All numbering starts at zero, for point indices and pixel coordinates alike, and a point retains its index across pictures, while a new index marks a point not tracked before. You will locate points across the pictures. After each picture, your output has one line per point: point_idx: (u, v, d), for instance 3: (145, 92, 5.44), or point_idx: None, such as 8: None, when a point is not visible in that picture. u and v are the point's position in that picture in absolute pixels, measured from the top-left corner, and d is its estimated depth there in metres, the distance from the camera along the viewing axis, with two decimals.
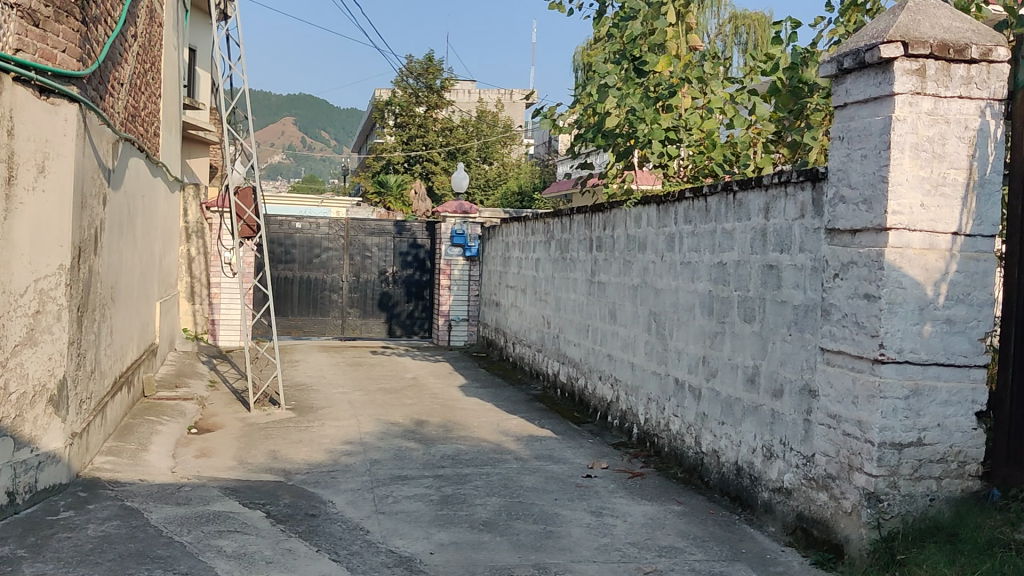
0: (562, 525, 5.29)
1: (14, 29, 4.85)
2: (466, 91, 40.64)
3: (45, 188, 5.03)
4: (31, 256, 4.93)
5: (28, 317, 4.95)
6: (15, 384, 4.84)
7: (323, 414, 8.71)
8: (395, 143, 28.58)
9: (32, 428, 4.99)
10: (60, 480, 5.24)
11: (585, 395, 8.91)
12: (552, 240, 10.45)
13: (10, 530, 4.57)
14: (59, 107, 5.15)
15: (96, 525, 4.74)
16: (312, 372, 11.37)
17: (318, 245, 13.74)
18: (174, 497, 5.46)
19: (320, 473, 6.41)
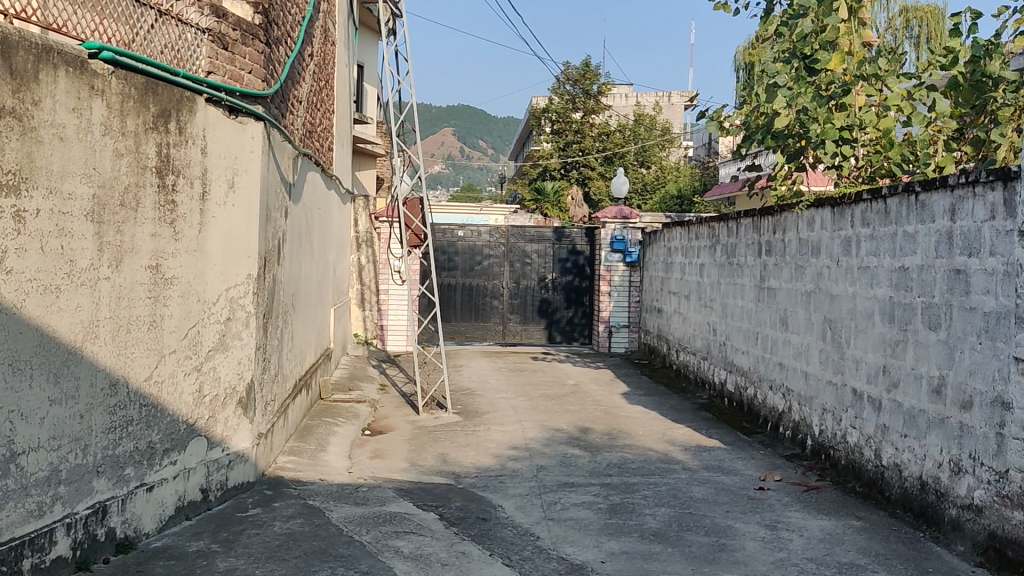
0: (735, 538, 5.17)
1: (206, 53, 5.16)
2: (623, 96, 40.67)
3: (235, 202, 5.32)
4: (223, 266, 5.21)
5: (221, 323, 5.23)
6: (209, 387, 5.12)
7: (489, 419, 8.84)
8: (552, 150, 28.86)
9: (223, 429, 5.29)
10: (247, 478, 5.54)
11: (755, 404, 8.69)
12: (717, 245, 10.25)
13: (205, 525, 4.85)
14: (247, 125, 5.44)
15: (282, 523, 4.97)
16: (476, 377, 11.57)
17: (479, 252, 13.99)
18: (353, 497, 5.66)
19: (488, 477, 6.51)
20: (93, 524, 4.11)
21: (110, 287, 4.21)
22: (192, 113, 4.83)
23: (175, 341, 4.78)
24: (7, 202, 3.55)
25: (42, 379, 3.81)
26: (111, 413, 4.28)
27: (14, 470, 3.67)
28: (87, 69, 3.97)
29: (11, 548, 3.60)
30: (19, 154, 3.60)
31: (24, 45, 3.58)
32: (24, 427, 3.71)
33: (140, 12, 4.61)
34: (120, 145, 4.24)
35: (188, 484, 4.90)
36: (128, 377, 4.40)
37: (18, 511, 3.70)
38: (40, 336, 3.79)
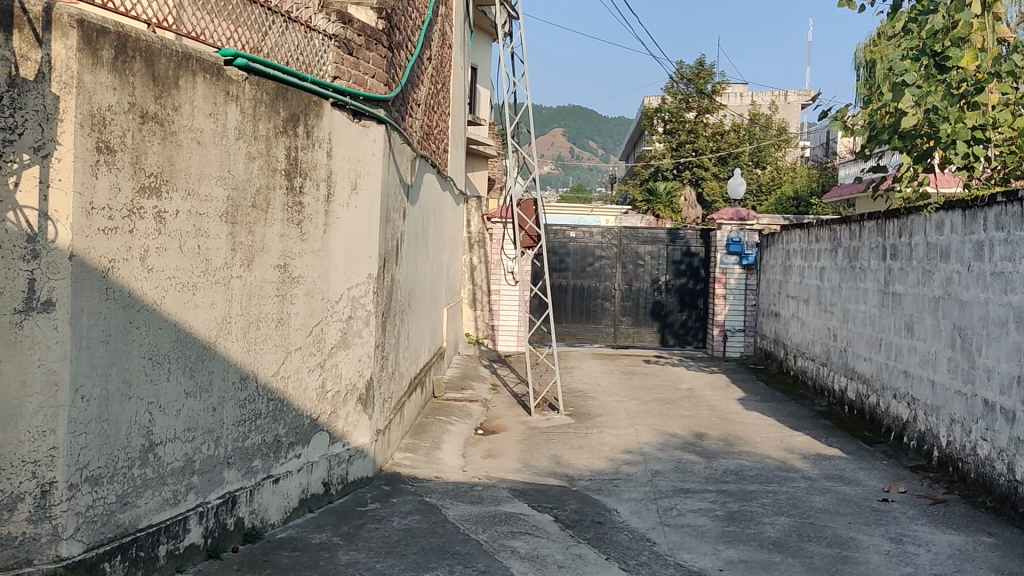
0: (859, 550, 5.02)
1: (333, 58, 5.28)
2: (738, 95, 39.99)
3: (358, 204, 5.45)
4: (346, 266, 5.35)
5: (343, 322, 5.36)
6: (331, 383, 5.26)
7: (602, 422, 8.82)
8: (664, 150, 28.63)
9: (344, 424, 5.43)
10: (366, 473, 5.67)
11: (877, 413, 8.41)
12: (838, 248, 9.97)
13: (327, 518, 4.97)
14: (369, 128, 5.56)
15: (401, 518, 5.06)
16: (588, 379, 11.54)
17: (591, 253, 14.00)
18: (468, 495, 5.72)
19: (602, 481, 6.48)
20: (223, 514, 4.27)
21: (242, 285, 4.36)
22: (320, 117, 4.97)
23: (301, 338, 4.92)
24: (149, 204, 3.72)
25: (179, 373, 3.98)
26: (241, 407, 4.44)
27: (152, 460, 3.84)
28: (223, 76, 4.12)
29: (148, 534, 3.78)
30: (160, 158, 3.76)
31: (166, 53, 3.74)
32: (162, 419, 3.89)
33: (271, 19, 4.75)
34: (253, 149, 4.39)
35: (312, 476, 5.04)
36: (258, 372, 4.56)
37: (156, 499, 3.87)
38: (178, 331, 3.95)
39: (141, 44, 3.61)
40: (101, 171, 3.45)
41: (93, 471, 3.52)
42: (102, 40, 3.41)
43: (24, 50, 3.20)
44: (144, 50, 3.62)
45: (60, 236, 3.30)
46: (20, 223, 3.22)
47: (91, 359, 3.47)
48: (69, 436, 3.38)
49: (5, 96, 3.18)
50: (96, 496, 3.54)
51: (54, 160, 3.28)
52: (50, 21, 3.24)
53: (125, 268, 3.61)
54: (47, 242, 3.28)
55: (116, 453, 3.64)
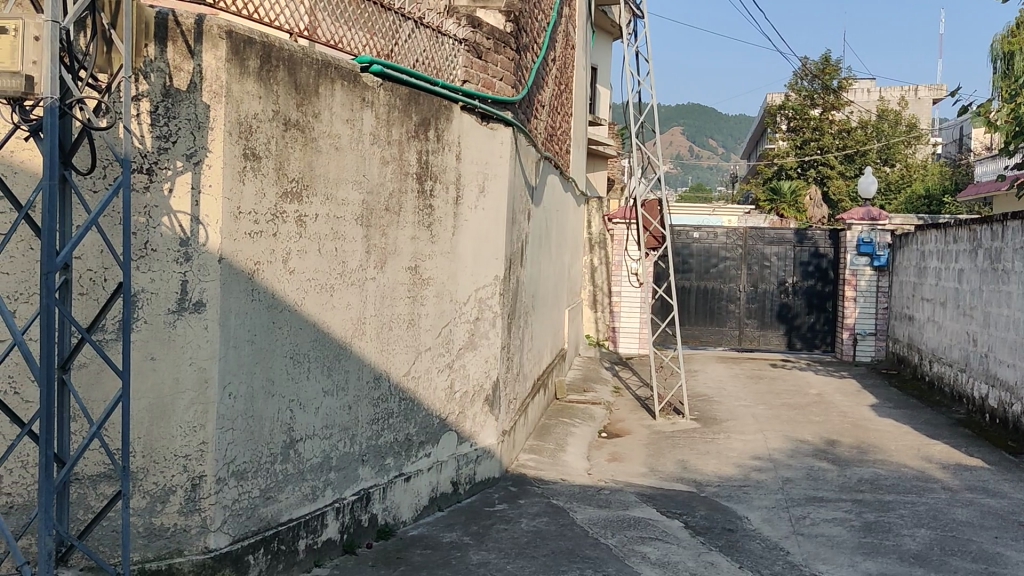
0: (1007, 567, 4.76)
1: (463, 62, 5.32)
2: (865, 89, 38.65)
3: (485, 206, 5.50)
4: (474, 268, 5.41)
5: (470, 323, 5.41)
6: (459, 384, 5.32)
7: (729, 427, 8.65)
8: (788, 147, 27.94)
9: (472, 424, 5.49)
10: (493, 474, 5.72)
11: (1021, 422, 7.98)
12: (979, 249, 9.52)
13: (456, 517, 5.03)
14: (497, 131, 5.59)
15: (529, 520, 5.08)
16: (713, 383, 11.35)
17: (715, 254, 13.78)
18: (596, 499, 5.70)
19: (732, 487, 6.36)
20: (358, 510, 4.38)
21: (375, 287, 4.45)
22: (450, 121, 5.03)
23: (431, 339, 4.99)
24: (291, 208, 3.84)
25: (317, 371, 4.10)
26: (375, 406, 4.53)
27: (293, 456, 3.97)
28: (360, 82, 4.22)
29: (289, 528, 3.90)
30: (301, 163, 3.88)
31: (307, 61, 3.85)
32: (302, 416, 4.00)
33: (405, 26, 4.80)
34: (386, 154, 4.47)
35: (441, 475, 5.11)
36: (391, 372, 4.65)
37: (296, 494, 3.99)
38: (317, 332, 4.06)
39: (284, 53, 3.72)
40: (248, 177, 3.58)
41: (239, 466, 3.65)
42: (248, 50, 3.53)
43: (178, 61, 3.34)
44: (287, 59, 3.73)
45: (210, 240, 3.43)
46: (174, 227, 3.37)
47: (238, 357, 3.60)
48: (218, 432, 3.52)
49: (161, 106, 3.32)
50: (241, 490, 3.67)
51: (205, 167, 3.42)
52: (201, 33, 3.37)
53: (269, 270, 3.74)
54: (199, 246, 3.42)
55: (260, 448, 3.77)
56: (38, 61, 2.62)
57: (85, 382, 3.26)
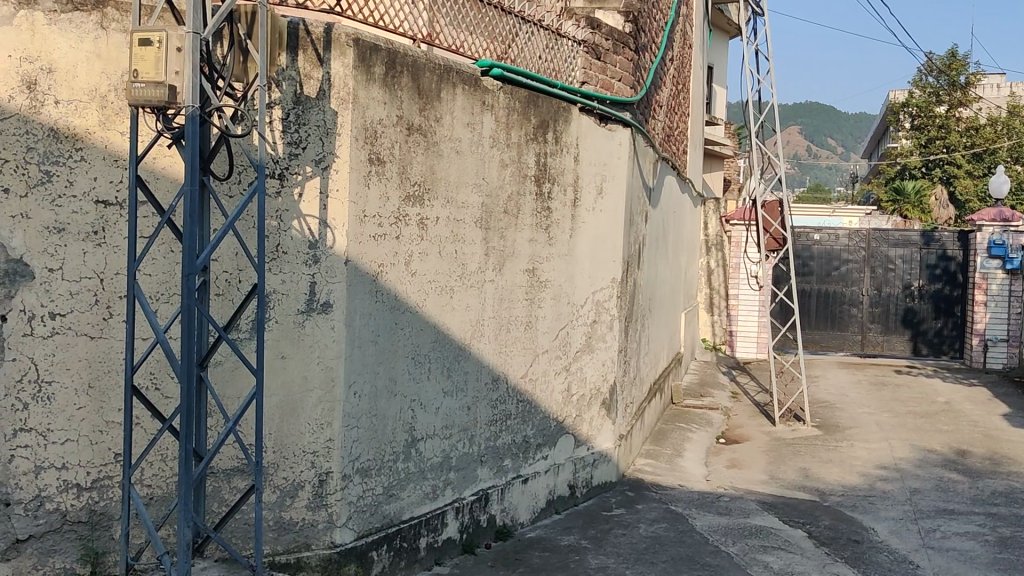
0: None
1: (582, 64, 5.28)
2: (995, 85, 36.94)
3: (602, 208, 5.48)
4: (591, 270, 5.40)
5: (588, 326, 5.40)
6: (576, 387, 5.31)
7: (852, 435, 8.39)
8: (912, 146, 26.97)
9: (589, 428, 5.47)
10: (610, 478, 5.69)
11: None
12: None
13: (574, 520, 5.02)
14: (615, 132, 5.57)
15: (647, 525, 5.03)
16: (834, 389, 11.02)
17: (837, 257, 13.40)
18: (715, 505, 5.61)
19: (856, 497, 6.16)
20: (477, 511, 4.42)
21: (494, 288, 4.49)
22: (568, 123, 5.02)
23: (548, 341, 5.00)
24: (413, 211, 3.91)
25: (438, 372, 4.15)
26: (493, 407, 4.56)
27: (414, 455, 4.03)
28: (480, 86, 4.26)
29: (411, 526, 3.97)
30: (424, 167, 3.94)
31: (429, 66, 3.91)
32: (424, 416, 4.07)
33: (524, 28, 4.79)
34: (506, 156, 4.50)
35: (558, 478, 5.11)
36: (509, 374, 4.68)
37: (417, 492, 4.06)
38: (438, 333, 4.12)
39: (408, 59, 3.78)
40: (373, 181, 3.66)
41: (364, 464, 3.73)
42: (374, 56, 3.61)
43: (307, 69, 3.44)
44: (411, 65, 3.80)
45: (337, 242, 3.52)
46: (304, 230, 3.47)
47: (363, 357, 3.68)
48: (344, 430, 3.60)
49: (292, 113, 3.42)
50: (366, 487, 3.75)
51: (333, 172, 3.51)
52: (330, 41, 3.46)
53: (392, 271, 3.81)
54: (327, 248, 3.51)
55: (383, 446, 3.84)
56: (179, 72, 2.74)
57: (220, 379, 3.39)
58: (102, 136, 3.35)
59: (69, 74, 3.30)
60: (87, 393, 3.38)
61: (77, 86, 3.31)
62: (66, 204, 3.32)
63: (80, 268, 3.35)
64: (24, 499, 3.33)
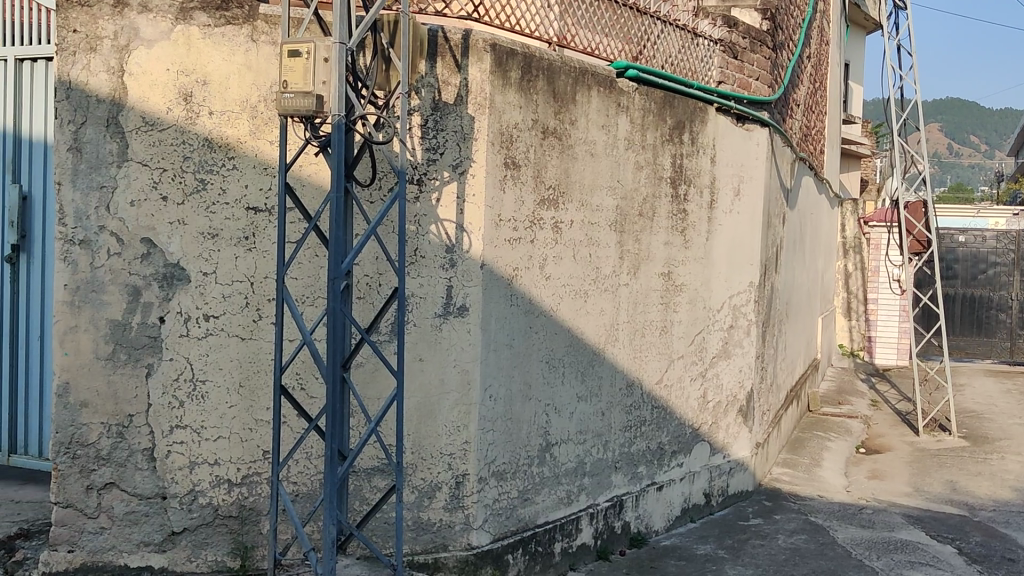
0: None
1: (718, 63, 5.16)
2: None
3: (740, 210, 5.36)
4: (728, 274, 5.29)
5: (724, 330, 5.29)
6: (712, 394, 5.21)
7: (1003, 447, 7.95)
8: None
9: (725, 435, 5.36)
10: (746, 487, 5.57)
11: None
12: None
13: (710, 529, 4.93)
14: (753, 132, 5.45)
15: (786, 537, 4.89)
16: (982, 399, 10.48)
17: (983, 259, 12.68)
18: (857, 518, 5.40)
19: (1010, 513, 5.84)
20: (612, 517, 4.39)
21: (628, 292, 4.45)
22: (704, 124, 4.94)
23: (684, 346, 4.93)
24: (548, 215, 3.91)
25: (572, 377, 4.14)
26: (628, 413, 4.52)
27: (549, 460, 4.03)
28: (615, 88, 4.23)
29: (546, 530, 3.97)
30: (559, 170, 3.94)
31: (565, 69, 3.92)
32: (558, 420, 4.07)
33: (659, 28, 4.71)
34: (641, 158, 4.46)
35: (693, 486, 5.03)
36: (644, 379, 4.63)
37: (552, 497, 4.06)
38: (571, 337, 4.11)
39: (543, 62, 3.79)
40: (509, 185, 3.69)
41: (499, 467, 3.75)
42: (510, 61, 3.63)
43: (446, 75, 3.49)
44: (546, 69, 3.80)
45: (474, 246, 3.56)
46: (441, 235, 3.53)
47: (498, 360, 3.71)
48: (480, 432, 3.63)
49: (430, 120, 3.49)
50: (501, 490, 3.78)
51: (470, 177, 3.54)
52: (468, 47, 3.51)
53: (527, 275, 3.83)
54: (463, 252, 3.55)
55: (519, 450, 3.86)
56: (326, 82, 2.81)
57: (362, 380, 3.48)
58: (252, 145, 3.46)
59: (221, 86, 3.43)
60: (238, 392, 3.51)
61: (229, 97, 3.44)
62: (219, 210, 3.46)
63: (232, 273, 3.48)
64: (179, 493, 3.51)
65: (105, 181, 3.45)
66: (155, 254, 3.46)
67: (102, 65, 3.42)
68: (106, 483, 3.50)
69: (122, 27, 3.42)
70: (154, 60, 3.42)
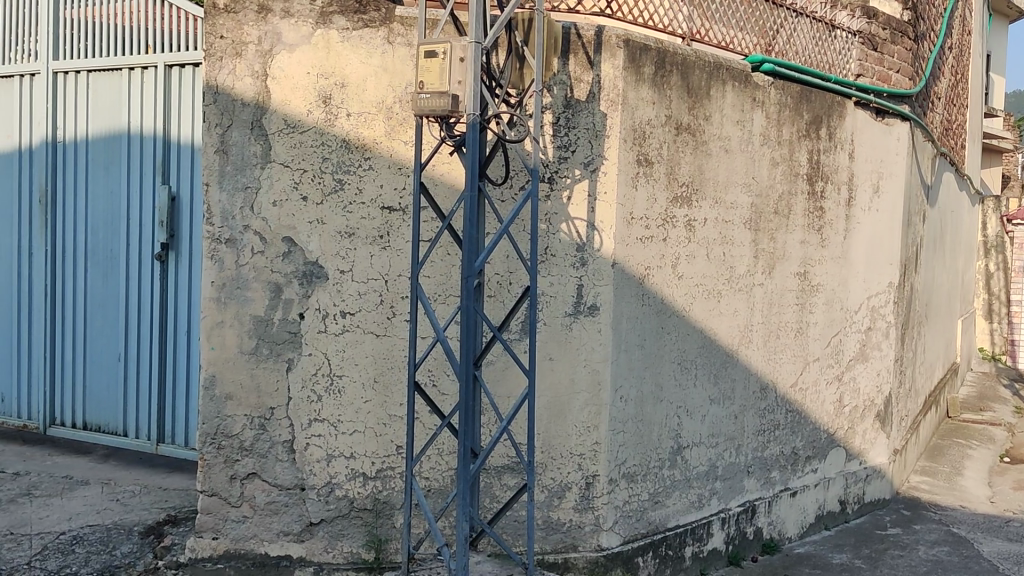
0: None
1: (857, 56, 4.98)
2: None
3: (879, 208, 5.17)
4: (866, 274, 5.10)
5: (861, 332, 5.11)
6: (848, 397, 5.04)
7: None
8: None
9: (861, 441, 5.18)
10: (884, 495, 5.37)
11: None
12: None
13: (845, 538, 4.77)
14: (893, 127, 5.24)
15: (927, 548, 4.69)
16: None
17: None
18: (1004, 530, 5.13)
19: None
20: (744, 522, 4.30)
21: (763, 293, 4.34)
22: (842, 119, 4.78)
23: (820, 349, 4.78)
24: (681, 212, 3.86)
25: (704, 378, 4.07)
26: (761, 416, 4.42)
27: (680, 462, 3.98)
28: (750, 82, 4.14)
29: (676, 534, 3.92)
30: (692, 167, 3.88)
31: (700, 64, 3.85)
32: (690, 423, 4.01)
33: (795, 20, 4.58)
34: (777, 154, 4.35)
35: (828, 493, 4.88)
36: (778, 382, 4.51)
37: (683, 500, 4.01)
38: (704, 338, 4.04)
39: (677, 57, 3.74)
40: (641, 183, 3.65)
41: (630, 469, 3.72)
42: (643, 56, 3.59)
43: (578, 72, 3.48)
44: (680, 64, 3.75)
45: (605, 245, 3.53)
46: (572, 233, 3.51)
47: (629, 360, 3.68)
48: (610, 433, 3.61)
49: (562, 117, 3.47)
50: (631, 492, 3.74)
51: (601, 175, 3.52)
52: (600, 43, 3.49)
53: (659, 274, 3.78)
54: (594, 251, 3.53)
55: (649, 451, 3.82)
56: (462, 81, 2.83)
57: (493, 378, 3.50)
58: (387, 145, 3.53)
59: (359, 87, 3.51)
60: (372, 387, 3.59)
61: (366, 99, 3.51)
62: (356, 210, 3.54)
63: (367, 271, 3.56)
64: (317, 485, 3.61)
65: (249, 183, 3.56)
66: (295, 253, 3.56)
67: (247, 70, 3.54)
68: (248, 473, 3.62)
69: (265, 32, 3.53)
70: (296, 63, 3.52)
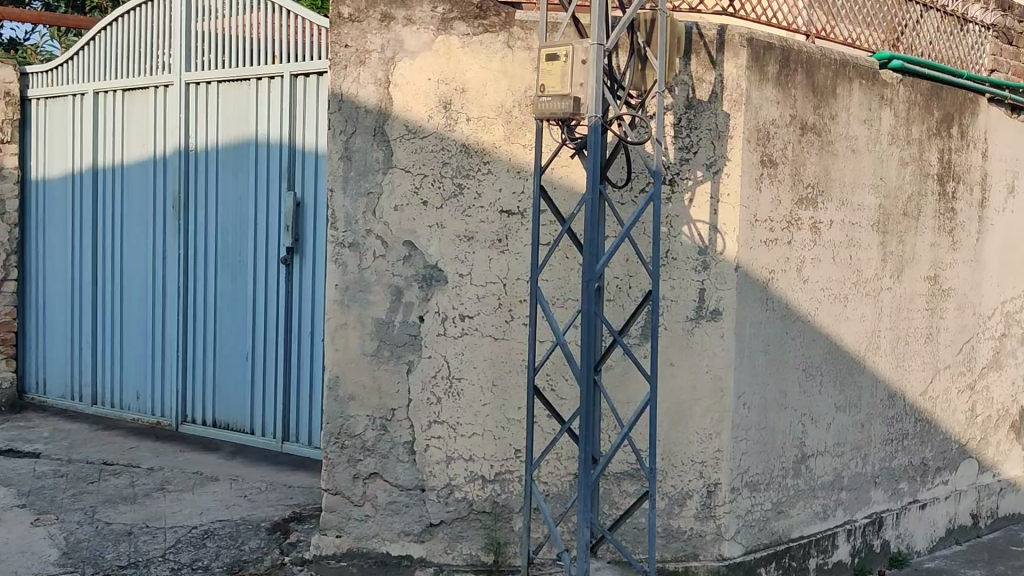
0: None
1: (991, 50, 4.78)
2: None
3: (1014, 209, 4.94)
4: (1001, 278, 4.88)
5: (995, 339, 4.88)
6: (981, 407, 4.82)
7: None
8: None
9: (995, 453, 4.95)
10: (1019, 509, 5.12)
11: None
12: None
13: (978, 553, 4.57)
14: None
15: None
16: None
17: None
18: None
19: None
20: (870, 534, 4.16)
21: (891, 297, 4.20)
22: (975, 116, 4.59)
23: (951, 355, 4.60)
24: (806, 215, 3.76)
25: (830, 386, 3.96)
26: (889, 425, 4.27)
27: (804, 471, 3.87)
28: (878, 79, 4.01)
29: (800, 545, 3.82)
30: (818, 168, 3.78)
31: (825, 62, 3.75)
32: (814, 431, 3.90)
33: (926, 14, 4.41)
34: (906, 154, 4.20)
35: (960, 506, 4.68)
36: (906, 390, 4.35)
37: (807, 511, 3.90)
38: (830, 344, 3.93)
39: (802, 55, 3.66)
40: (765, 184, 3.57)
41: (752, 477, 3.64)
42: (768, 55, 3.52)
43: (700, 72, 3.44)
44: (805, 62, 3.67)
45: (728, 248, 3.47)
46: (694, 236, 3.47)
47: (752, 366, 3.60)
48: (733, 440, 3.54)
49: (683, 118, 3.44)
50: (754, 501, 3.66)
51: (724, 176, 3.46)
52: (723, 42, 3.44)
53: (783, 278, 3.69)
54: (716, 254, 3.47)
55: (772, 459, 3.73)
56: (584, 83, 2.83)
57: (613, 382, 3.48)
58: (506, 149, 3.55)
59: (479, 92, 3.54)
60: (491, 390, 3.61)
61: (486, 103, 3.54)
62: (476, 213, 3.57)
63: (487, 273, 3.58)
64: (437, 486, 3.65)
65: (372, 188, 3.63)
66: (416, 256, 3.61)
67: (371, 77, 3.61)
68: (371, 473, 3.69)
69: (388, 40, 3.59)
70: (417, 70, 3.58)
